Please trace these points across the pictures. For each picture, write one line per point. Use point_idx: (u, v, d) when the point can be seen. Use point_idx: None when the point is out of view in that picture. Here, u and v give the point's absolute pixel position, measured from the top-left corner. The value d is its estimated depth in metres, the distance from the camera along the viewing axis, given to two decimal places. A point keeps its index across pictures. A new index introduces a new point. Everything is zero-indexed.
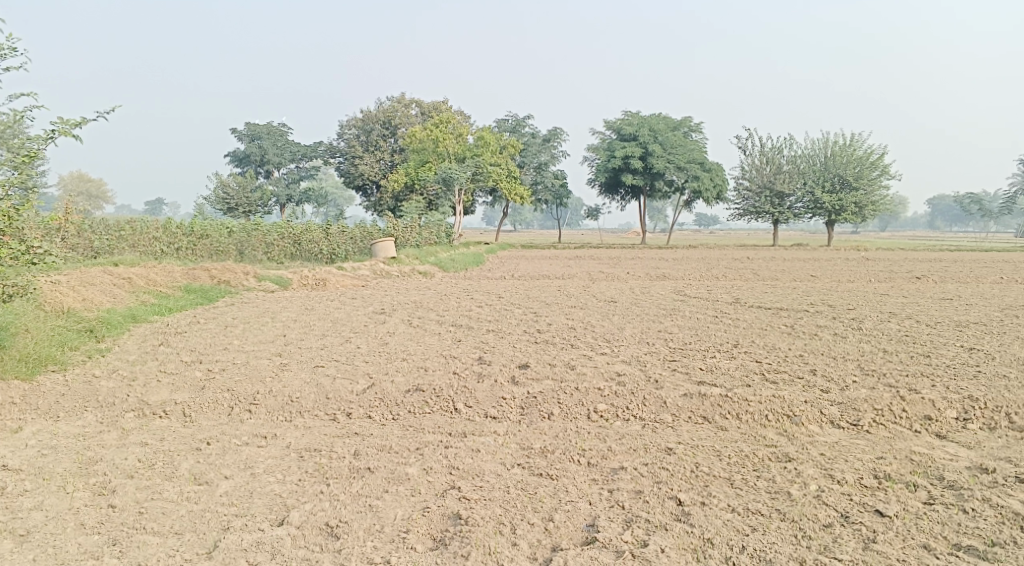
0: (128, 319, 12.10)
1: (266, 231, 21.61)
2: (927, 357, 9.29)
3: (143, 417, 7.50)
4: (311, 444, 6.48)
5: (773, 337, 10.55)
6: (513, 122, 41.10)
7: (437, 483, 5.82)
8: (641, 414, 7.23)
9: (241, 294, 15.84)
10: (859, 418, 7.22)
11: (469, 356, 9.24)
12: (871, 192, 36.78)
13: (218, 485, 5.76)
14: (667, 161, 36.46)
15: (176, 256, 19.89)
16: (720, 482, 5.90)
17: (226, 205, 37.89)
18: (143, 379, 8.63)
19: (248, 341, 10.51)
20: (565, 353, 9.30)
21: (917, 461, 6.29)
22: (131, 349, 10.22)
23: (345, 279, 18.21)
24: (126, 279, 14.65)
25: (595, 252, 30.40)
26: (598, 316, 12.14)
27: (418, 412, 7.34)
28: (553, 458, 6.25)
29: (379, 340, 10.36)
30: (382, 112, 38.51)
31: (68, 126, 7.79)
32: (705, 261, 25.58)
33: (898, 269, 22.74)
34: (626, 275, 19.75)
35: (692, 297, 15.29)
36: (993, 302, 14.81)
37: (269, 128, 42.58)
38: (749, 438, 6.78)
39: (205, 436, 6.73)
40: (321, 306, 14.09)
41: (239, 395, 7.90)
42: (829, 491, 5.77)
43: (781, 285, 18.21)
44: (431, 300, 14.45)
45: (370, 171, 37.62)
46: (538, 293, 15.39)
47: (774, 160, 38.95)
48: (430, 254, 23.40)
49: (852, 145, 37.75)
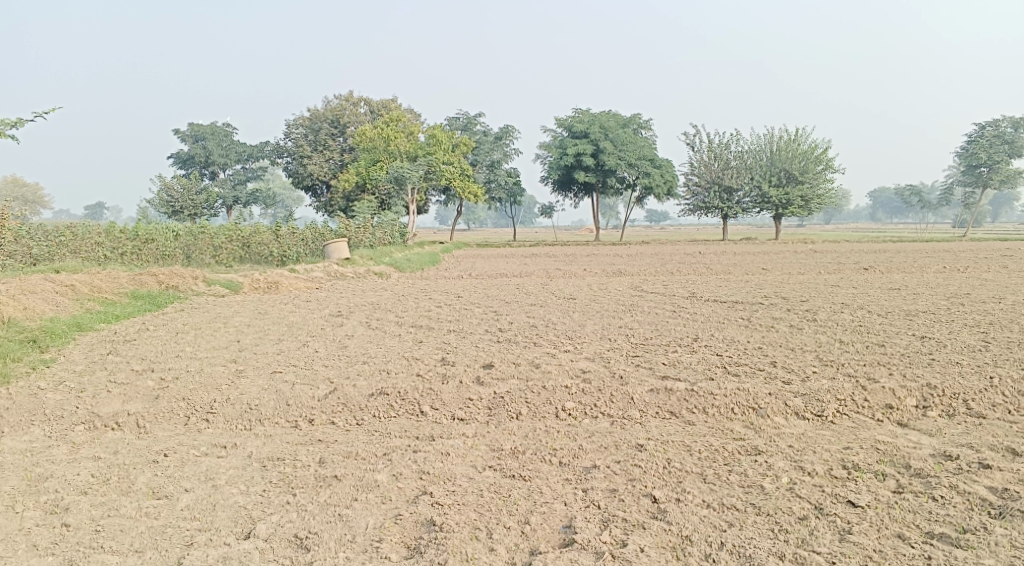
0: (73, 328, 11.67)
1: (213, 234, 21.08)
2: (882, 346, 9.43)
3: (94, 430, 7.20)
4: (274, 453, 6.28)
5: (732, 330, 10.61)
6: (463, 120, 40.88)
7: (408, 488, 5.68)
8: (609, 411, 7.19)
9: (192, 299, 15.43)
10: (823, 409, 7.28)
11: (431, 357, 9.09)
12: (816, 185, 37.55)
13: (178, 499, 5.54)
14: (617, 158, 36.66)
15: (120, 261, 19.31)
16: (693, 477, 5.87)
17: (171, 208, 37.07)
18: (92, 390, 8.30)
19: (202, 347, 10.20)
20: (528, 351, 9.21)
21: (883, 449, 6.35)
22: (77, 359, 9.84)
23: (299, 282, 17.87)
24: (69, 286, 14.14)
25: (550, 250, 30.40)
26: (558, 314, 12.08)
27: (383, 416, 7.19)
28: (524, 459, 6.15)
29: (338, 344, 10.15)
30: (330, 111, 37.98)
31: (4, 126, 7.55)
32: (658, 257, 25.74)
33: (847, 261, 23.16)
34: (582, 272, 19.75)
35: (649, 293, 15.33)
36: (940, 291, 15.13)
37: (213, 128, 41.62)
38: (717, 432, 6.78)
39: (161, 448, 6.48)
40: (275, 310, 13.78)
41: (195, 403, 7.64)
42: (802, 483, 5.79)
43: (735, 278, 18.38)
44: (387, 302, 14.23)
45: (319, 171, 37.03)
46: (496, 291, 15.28)
47: (722, 155, 39.27)
48: (384, 254, 23.10)
49: (797, 140, 38.38)
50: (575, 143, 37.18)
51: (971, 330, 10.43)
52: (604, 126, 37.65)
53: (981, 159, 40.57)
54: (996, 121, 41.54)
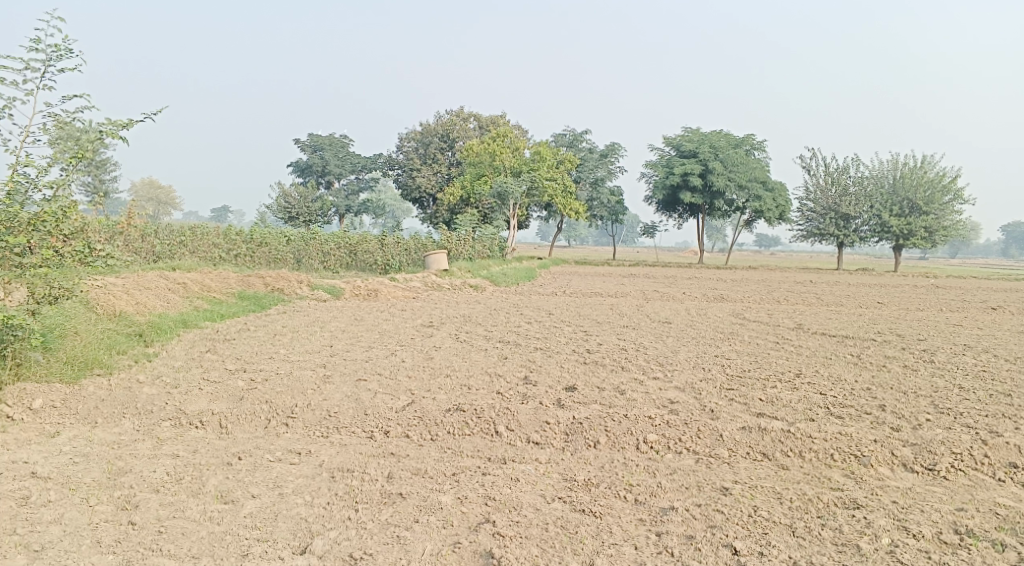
0: (179, 324, 12.07)
1: (323, 240, 21.69)
2: (1008, 397, 8.56)
3: (179, 426, 7.32)
4: (344, 464, 6.19)
5: (838, 367, 9.94)
6: (570, 137, 40.83)
7: (471, 514, 5.46)
8: (695, 447, 6.76)
9: (295, 302, 15.80)
10: (935, 462, 6.63)
11: (515, 374, 8.87)
12: (943, 217, 35.32)
13: (243, 505, 5.52)
14: (727, 180, 35.55)
15: (234, 262, 20.03)
16: (780, 529, 5.41)
17: (288, 214, 38.47)
18: (184, 387, 8.48)
19: (294, 351, 10.34)
20: (615, 376, 8.86)
21: (1003, 515, 5.70)
22: (178, 354, 10.15)
23: (398, 291, 18.06)
24: (181, 284, 14.69)
25: (651, 271, 29.80)
26: (651, 338, 11.67)
27: (458, 434, 7.00)
28: (597, 492, 5.83)
29: (425, 355, 10.07)
30: (441, 125, 38.52)
31: (115, 127, 7.80)
32: (765, 283, 24.77)
33: (972, 298, 21.62)
34: (682, 295, 19.22)
35: (751, 321, 14.68)
36: None
37: (331, 138, 43.09)
38: (812, 480, 6.26)
39: (237, 450, 6.50)
40: (370, 317, 13.91)
41: (276, 407, 7.68)
42: (904, 547, 5.24)
43: (845, 311, 17.41)
44: (480, 315, 14.12)
45: (427, 184, 37.56)
46: (590, 310, 14.99)
47: (840, 181, 37.72)
48: (483, 268, 23.14)
49: (923, 168, 36.33)
50: (684, 163, 36.45)
51: None
52: (715, 147, 36.95)
53: None
54: None
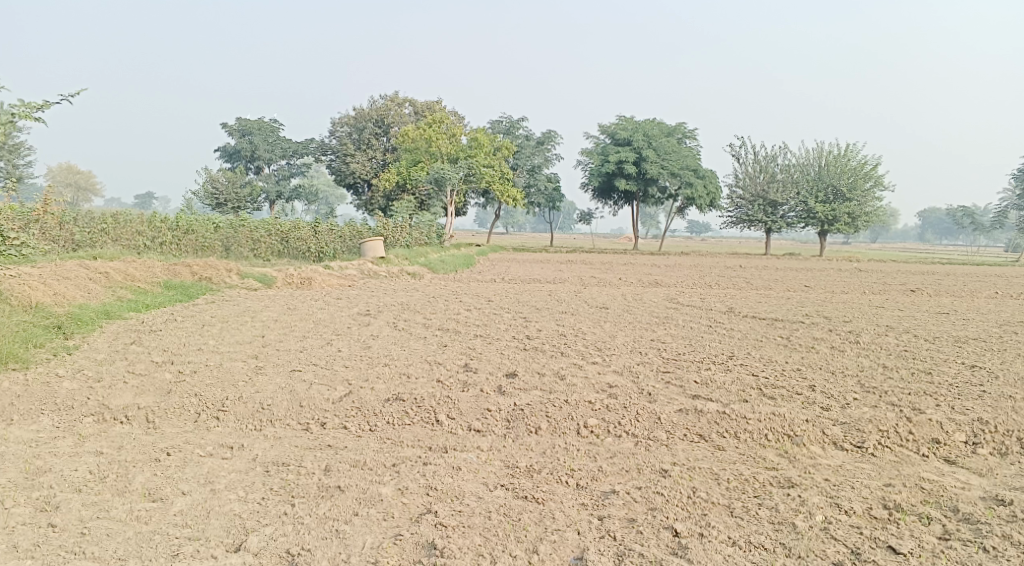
0: (101, 315, 11.58)
1: (253, 228, 21.11)
2: (928, 375, 8.88)
3: (102, 422, 7.02)
4: (279, 457, 6.02)
5: (769, 349, 10.15)
6: (507, 123, 40.71)
7: (412, 505, 5.38)
8: (634, 431, 6.80)
9: (224, 291, 15.35)
10: (864, 440, 6.81)
11: (455, 362, 8.78)
12: (864, 203, 36.54)
13: (173, 503, 5.32)
14: (660, 167, 36.09)
15: (159, 251, 19.37)
16: (719, 510, 5.48)
17: (215, 200, 37.41)
18: (108, 381, 8.13)
19: (225, 341, 10.03)
20: (555, 362, 8.85)
21: (928, 489, 5.89)
22: (100, 347, 9.72)
23: (332, 279, 17.72)
24: (103, 274, 14.11)
25: (587, 257, 30.01)
26: (589, 323, 11.72)
27: (397, 423, 6.89)
28: (539, 478, 5.80)
29: (362, 344, 9.90)
30: (375, 110, 37.88)
31: (30, 109, 7.49)
32: (698, 269, 25.18)
33: (893, 281, 22.41)
34: (618, 281, 19.38)
35: (686, 305, 14.88)
36: (992, 318, 14.46)
37: (260, 123, 41.94)
38: (748, 460, 6.36)
39: (165, 446, 6.25)
40: (304, 306, 13.59)
41: (207, 400, 7.43)
42: (838, 523, 5.37)
43: (775, 295, 17.81)
44: (417, 303, 13.95)
45: (361, 170, 36.98)
46: (528, 297, 14.98)
47: (768, 169, 38.62)
48: (419, 255, 22.89)
49: (847, 155, 37.45)
50: (618, 150, 36.73)
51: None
52: (648, 134, 37.30)
53: None
54: None
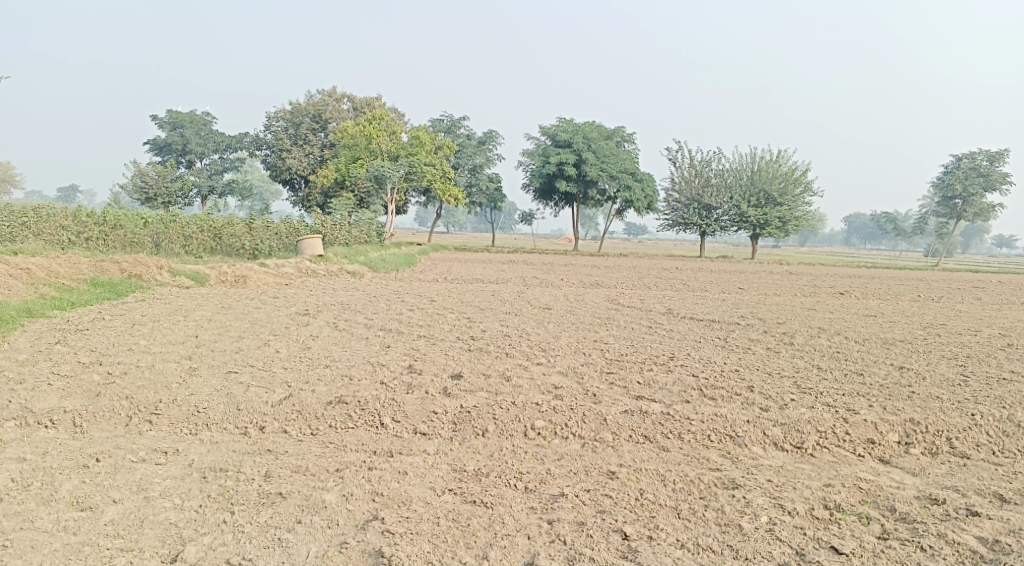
0: (22, 313, 11.06)
1: (184, 223, 20.41)
2: (860, 376, 9.12)
3: (25, 427, 6.68)
4: (216, 462, 5.81)
5: (708, 350, 10.29)
6: (448, 122, 40.46)
7: (358, 511, 5.25)
8: (581, 432, 6.79)
9: (154, 289, 14.85)
10: (803, 441, 6.94)
11: (398, 363, 8.64)
12: (794, 208, 37.55)
13: (103, 511, 5.09)
14: (600, 169, 36.44)
15: (85, 247, 18.64)
16: (666, 512, 5.50)
17: (145, 194, 36.30)
18: (31, 382, 7.74)
19: (156, 341, 9.66)
20: (500, 362, 8.80)
21: (865, 488, 6.02)
22: (22, 347, 9.26)
23: (268, 277, 17.31)
24: (24, 270, 13.49)
25: (527, 257, 30.09)
26: (532, 324, 11.70)
27: (340, 427, 6.73)
28: (487, 482, 5.73)
29: (302, 345, 9.67)
30: (312, 105, 37.34)
31: None
32: (636, 270, 25.45)
33: (823, 284, 23.04)
34: (559, 281, 19.43)
35: (626, 306, 15.00)
36: (916, 320, 14.97)
37: (192, 116, 40.81)
38: (692, 460, 6.41)
39: (95, 451, 5.97)
40: (239, 305, 13.25)
41: (138, 402, 7.14)
42: (782, 524, 5.44)
43: (711, 297, 18.11)
44: (358, 302, 13.73)
45: (298, 165, 36.27)
46: (471, 297, 14.88)
47: (703, 173, 39.21)
48: (359, 253, 22.56)
49: (778, 161, 38.40)
50: (559, 152, 36.88)
51: (950, 362, 10.17)
52: (588, 137, 37.51)
53: (956, 191, 39.28)
54: (972, 152, 39.93)
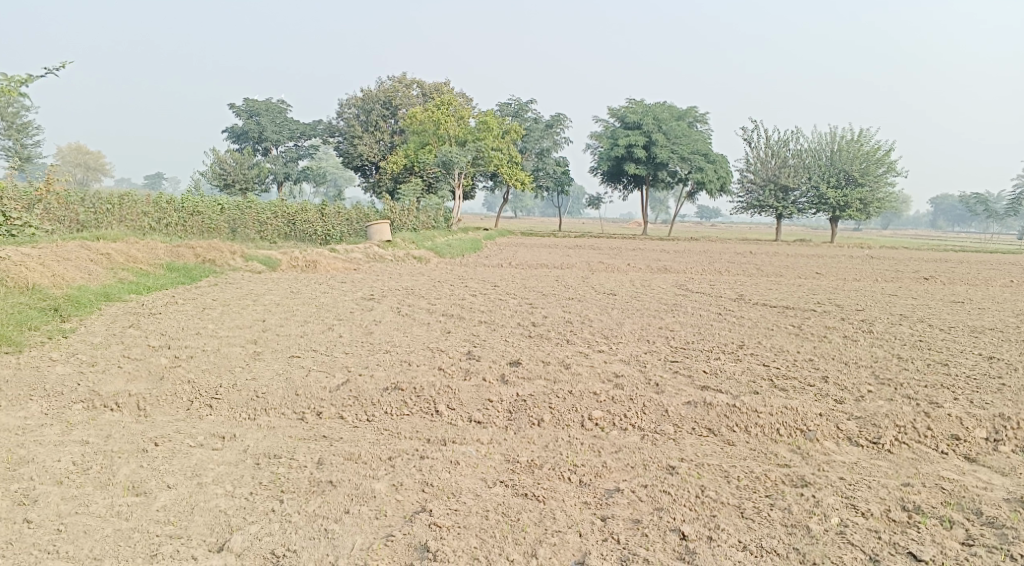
0: (101, 298, 11.37)
1: (259, 210, 20.79)
2: (945, 366, 8.58)
3: (92, 409, 6.81)
4: (271, 449, 5.80)
5: (780, 338, 9.87)
6: (515, 106, 40.21)
7: (406, 502, 5.17)
8: (641, 423, 6.55)
9: (228, 274, 15.12)
10: (879, 436, 6.55)
11: (458, 350, 8.54)
12: (877, 189, 36.03)
13: (156, 498, 5.15)
14: (670, 151, 35.67)
15: (164, 232, 19.12)
16: (728, 511, 5.23)
17: (223, 181, 37.17)
18: (101, 365, 7.91)
19: (224, 325, 9.79)
20: (560, 349, 8.61)
21: (949, 489, 5.61)
22: (97, 330, 9.51)
23: (337, 262, 17.47)
24: (104, 255, 13.89)
25: (596, 242, 29.70)
26: (596, 310, 11.46)
27: (395, 414, 6.65)
28: (540, 474, 5.56)
29: (364, 330, 9.66)
30: (382, 91, 37.54)
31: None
32: (707, 254, 24.83)
33: (905, 269, 22.06)
34: (627, 267, 19.08)
35: (695, 292, 14.58)
36: (1006, 307, 14.12)
37: (268, 104, 41.61)
38: (758, 456, 6.11)
39: (154, 435, 6.03)
40: (307, 290, 13.36)
41: (200, 387, 7.21)
42: (854, 527, 5.11)
43: (785, 282, 17.49)
44: (423, 287, 13.71)
45: (369, 151, 36.65)
46: (536, 282, 14.71)
47: (779, 153, 38.00)
48: (427, 238, 22.58)
49: (859, 140, 36.92)
50: (628, 134, 36.24)
51: None
52: (659, 118, 36.75)
53: None
54: None
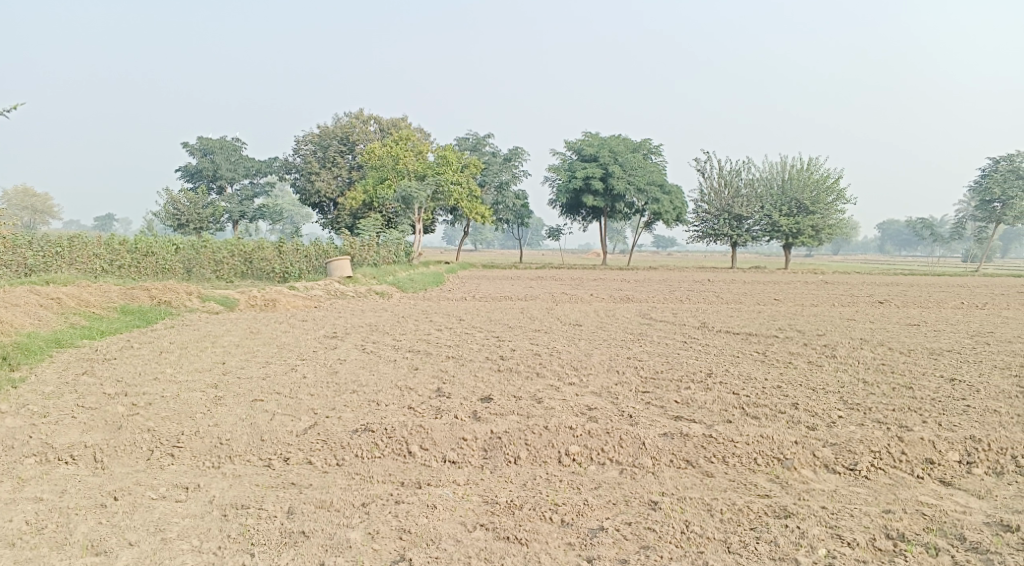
0: (51, 344, 10.96)
1: (215, 248, 20.41)
2: (910, 389, 8.63)
3: (45, 463, 6.48)
4: (239, 499, 5.56)
5: (747, 365, 9.88)
6: (473, 141, 40.38)
7: (384, 551, 4.97)
8: (618, 457, 6.45)
9: (184, 315, 14.75)
10: (856, 462, 6.52)
11: (427, 387, 8.35)
12: (828, 216, 36.82)
13: (117, 557, 4.89)
14: (627, 183, 36.04)
15: (117, 274, 18.62)
16: (715, 547, 5.13)
17: (176, 221, 36.63)
18: (55, 416, 7.56)
19: (183, 369, 9.49)
20: (531, 383, 8.48)
21: (929, 514, 5.59)
22: (49, 379, 9.13)
23: (297, 300, 17.18)
24: (55, 299, 13.45)
25: (556, 274, 29.75)
26: (563, 342, 11.38)
27: (366, 457, 6.45)
28: (521, 515, 5.41)
29: (329, 369, 9.43)
30: (340, 128, 37.48)
31: None
32: (667, 283, 25.02)
33: (860, 293, 22.44)
34: (589, 297, 19.08)
35: (659, 321, 14.60)
36: (961, 328, 14.39)
37: (222, 142, 41.14)
38: (739, 487, 6.03)
39: (113, 488, 5.74)
40: (268, 329, 13.09)
41: (160, 435, 6.92)
42: (842, 559, 5.05)
43: (746, 309, 17.65)
44: (386, 323, 13.51)
45: (326, 188, 36.39)
46: (500, 315, 14.61)
47: (732, 183, 38.65)
48: (387, 273, 22.35)
49: (809, 169, 37.73)
50: (585, 166, 36.56)
51: (1003, 372, 9.66)
52: (615, 150, 37.16)
53: (995, 194, 38.22)
54: (1010, 155, 39.01)
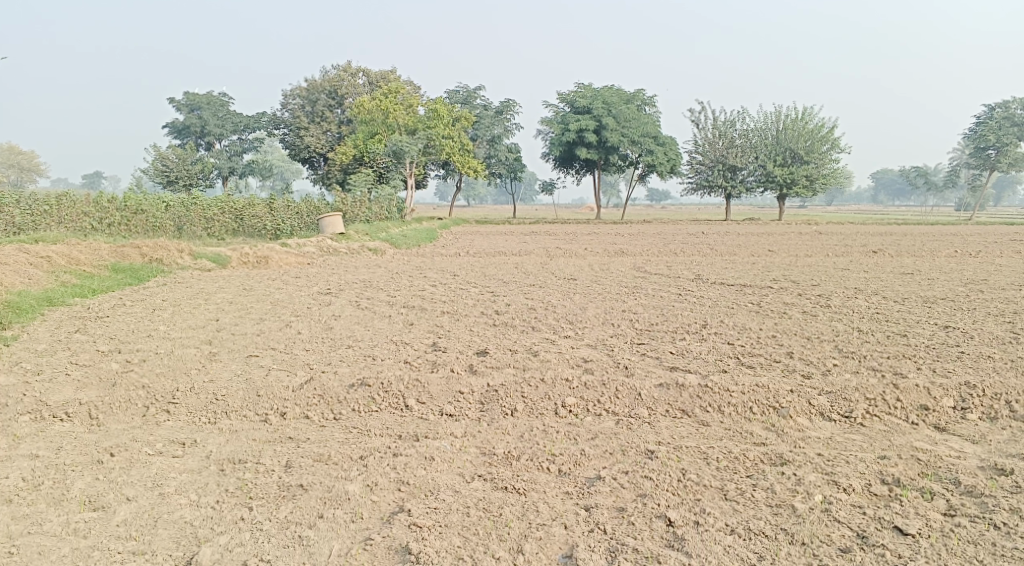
0: (43, 302, 10.87)
1: (206, 206, 20.21)
2: (905, 337, 8.65)
3: (40, 421, 6.46)
4: (236, 453, 5.54)
5: (742, 316, 9.87)
6: (464, 94, 39.87)
7: (383, 503, 4.98)
8: (615, 409, 6.45)
9: (176, 273, 14.64)
10: (851, 410, 6.54)
11: (423, 341, 8.33)
12: (822, 166, 36.64)
13: (115, 511, 4.89)
14: (621, 135, 35.75)
15: (107, 233, 18.43)
16: (711, 494, 5.16)
17: (166, 178, 36.18)
18: (48, 373, 7.52)
19: (177, 326, 9.43)
20: (526, 337, 8.46)
21: (924, 459, 5.62)
22: (42, 337, 9.07)
23: (290, 257, 17.05)
24: (44, 258, 13.33)
25: (550, 227, 29.60)
26: (559, 296, 11.34)
27: (363, 411, 6.44)
28: (519, 466, 5.42)
29: (324, 325, 9.39)
30: (328, 81, 36.87)
31: None
32: (661, 236, 24.92)
33: (854, 243, 22.41)
34: (584, 251, 18.99)
35: (653, 274, 14.56)
36: (955, 276, 14.39)
37: (209, 97, 40.51)
38: (735, 435, 6.05)
39: (110, 445, 5.72)
40: (261, 286, 13.01)
41: (155, 392, 6.89)
42: (838, 503, 5.09)
43: (741, 261, 17.59)
44: (380, 279, 13.45)
45: (316, 143, 35.95)
46: (495, 270, 14.54)
47: (727, 134, 38.33)
48: (380, 230, 22.19)
49: (804, 118, 37.40)
50: (579, 118, 36.19)
51: (997, 319, 9.67)
52: (608, 102, 36.73)
53: (990, 141, 37.98)
54: (1006, 102, 38.75)
